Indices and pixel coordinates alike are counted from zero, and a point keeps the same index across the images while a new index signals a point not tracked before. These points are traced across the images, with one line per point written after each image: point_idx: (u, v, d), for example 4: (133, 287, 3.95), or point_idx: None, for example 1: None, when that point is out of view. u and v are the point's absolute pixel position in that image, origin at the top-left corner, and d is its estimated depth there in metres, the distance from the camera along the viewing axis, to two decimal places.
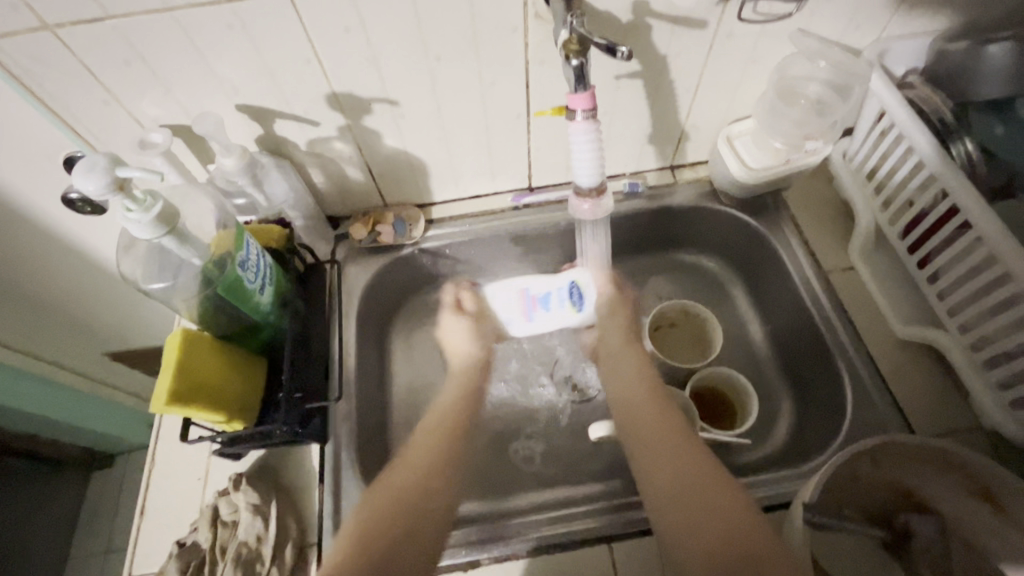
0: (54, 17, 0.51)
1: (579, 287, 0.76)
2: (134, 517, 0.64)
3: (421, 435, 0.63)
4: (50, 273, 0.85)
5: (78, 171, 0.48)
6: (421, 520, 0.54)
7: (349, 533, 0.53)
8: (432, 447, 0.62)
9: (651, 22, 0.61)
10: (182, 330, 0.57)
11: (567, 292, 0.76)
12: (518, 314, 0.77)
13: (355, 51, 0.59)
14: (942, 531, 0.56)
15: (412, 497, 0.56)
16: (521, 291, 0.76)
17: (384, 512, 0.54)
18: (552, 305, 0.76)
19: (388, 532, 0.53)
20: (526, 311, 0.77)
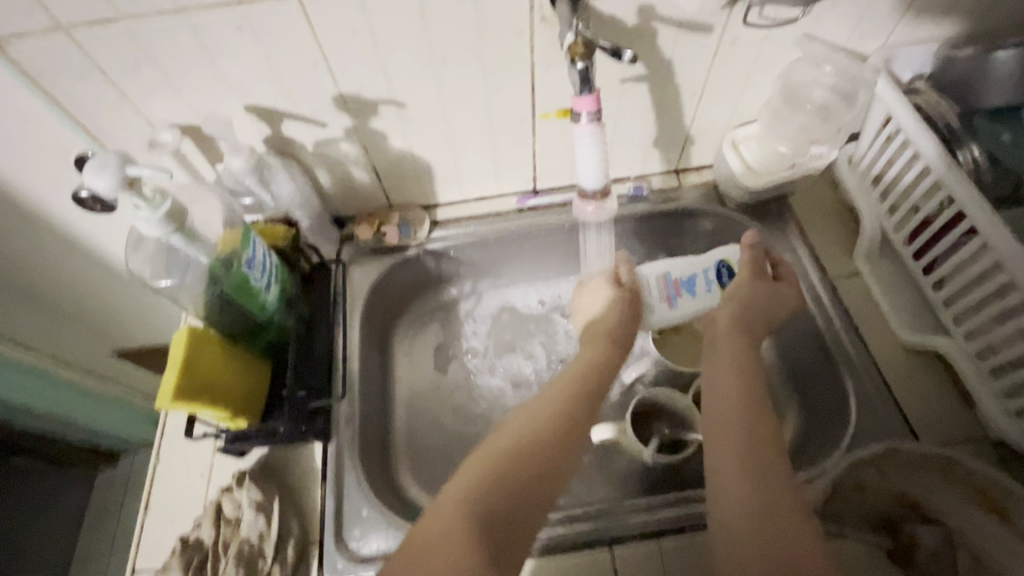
0: (68, 18, 0.52)
1: (726, 267, 0.75)
2: (139, 512, 0.64)
3: (541, 399, 0.55)
4: (57, 269, 0.86)
5: (90, 169, 0.50)
6: (539, 497, 0.47)
7: (487, 467, 0.47)
8: (564, 413, 0.53)
9: (656, 27, 0.61)
10: (186, 329, 0.57)
11: (715, 273, 0.75)
12: (662, 298, 0.75)
13: (364, 53, 0.60)
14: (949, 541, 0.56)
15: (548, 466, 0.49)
16: (665, 275, 0.75)
17: (512, 478, 0.47)
18: (698, 287, 0.75)
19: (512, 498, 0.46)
20: (668, 298, 0.75)
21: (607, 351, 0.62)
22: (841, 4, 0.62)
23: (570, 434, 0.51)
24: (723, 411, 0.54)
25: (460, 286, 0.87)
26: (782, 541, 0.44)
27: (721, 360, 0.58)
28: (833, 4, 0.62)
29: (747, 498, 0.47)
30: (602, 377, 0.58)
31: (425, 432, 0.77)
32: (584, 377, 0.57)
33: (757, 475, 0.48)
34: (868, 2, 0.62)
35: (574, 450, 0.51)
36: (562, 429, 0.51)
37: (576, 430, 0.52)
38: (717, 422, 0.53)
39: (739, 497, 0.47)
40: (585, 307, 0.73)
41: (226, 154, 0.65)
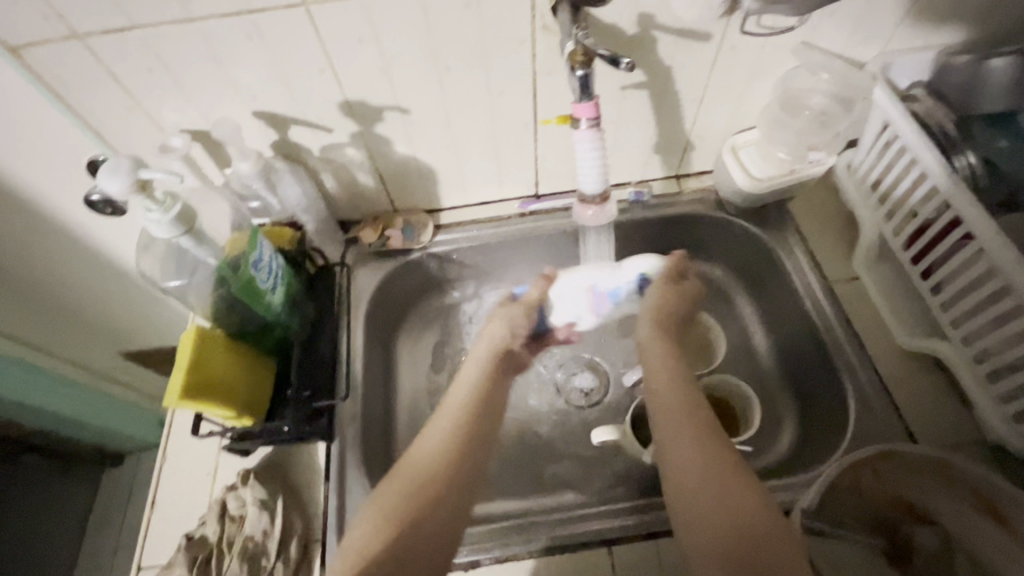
0: (84, 27, 0.54)
1: (646, 279, 0.80)
2: (145, 509, 0.65)
3: (437, 425, 0.65)
4: (68, 271, 0.88)
5: (102, 172, 0.50)
6: (438, 532, 0.57)
7: (385, 510, 0.57)
8: (452, 446, 0.62)
9: (655, 35, 0.62)
10: (194, 328, 0.59)
11: (633, 284, 0.80)
12: (587, 311, 0.83)
13: (369, 60, 0.61)
14: (947, 543, 0.56)
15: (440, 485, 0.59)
16: (588, 287, 0.81)
17: (407, 514, 0.56)
18: (620, 297, 0.82)
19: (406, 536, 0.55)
20: (594, 305, 0.83)
21: (484, 377, 0.72)
22: (838, 12, 0.63)
23: (471, 448, 0.64)
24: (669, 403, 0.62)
25: (462, 289, 0.88)
26: (731, 499, 0.52)
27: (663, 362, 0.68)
28: (830, 12, 0.63)
29: (695, 467, 0.55)
30: (482, 407, 0.68)
31: None
32: (471, 399, 0.68)
33: (703, 444, 0.57)
34: (865, 10, 0.63)
35: (476, 461, 0.63)
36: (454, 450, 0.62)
37: (476, 448, 0.64)
38: (665, 412, 0.62)
39: (692, 464, 0.56)
40: (487, 337, 0.77)
41: (234, 158, 0.66)
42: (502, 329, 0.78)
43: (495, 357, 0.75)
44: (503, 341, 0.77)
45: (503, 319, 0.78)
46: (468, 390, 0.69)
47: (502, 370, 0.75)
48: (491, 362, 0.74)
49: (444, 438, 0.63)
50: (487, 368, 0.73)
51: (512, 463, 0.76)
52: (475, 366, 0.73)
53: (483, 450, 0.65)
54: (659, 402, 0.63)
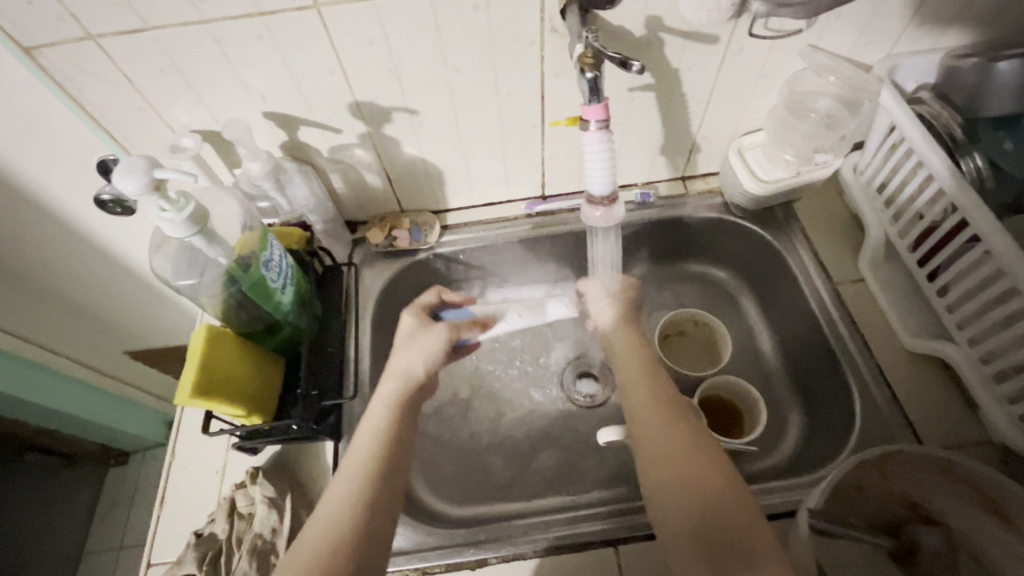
0: (98, 28, 0.54)
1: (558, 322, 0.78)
2: (155, 506, 0.66)
3: (347, 470, 0.55)
4: (76, 270, 0.89)
5: (117, 171, 0.51)
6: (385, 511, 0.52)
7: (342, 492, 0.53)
8: (360, 500, 0.51)
9: (663, 38, 0.63)
10: (206, 327, 0.59)
11: None
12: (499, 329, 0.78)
13: (378, 62, 0.61)
14: (949, 541, 0.56)
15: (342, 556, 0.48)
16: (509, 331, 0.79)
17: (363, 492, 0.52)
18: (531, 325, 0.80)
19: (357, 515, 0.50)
20: None
21: (394, 421, 0.59)
22: (846, 15, 0.63)
23: (384, 495, 0.53)
24: (644, 397, 0.60)
25: (468, 289, 0.89)
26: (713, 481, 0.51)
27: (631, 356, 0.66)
28: (837, 16, 0.63)
29: (676, 453, 0.54)
30: (398, 448, 0.57)
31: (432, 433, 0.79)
32: (380, 438, 0.57)
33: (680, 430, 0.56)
34: (872, 13, 0.64)
35: (385, 527, 0.51)
36: (361, 506, 0.51)
37: (389, 498, 0.53)
38: (643, 403, 0.60)
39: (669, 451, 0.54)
40: (396, 364, 0.65)
41: (244, 159, 0.67)
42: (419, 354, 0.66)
43: (406, 392, 0.62)
44: (420, 378, 0.64)
45: (417, 351, 0.66)
46: (375, 424, 0.58)
47: (415, 406, 0.62)
48: (405, 400, 0.61)
49: (360, 473, 0.54)
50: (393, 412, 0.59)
51: (517, 464, 0.77)
52: (383, 404, 0.61)
53: (391, 500, 0.53)
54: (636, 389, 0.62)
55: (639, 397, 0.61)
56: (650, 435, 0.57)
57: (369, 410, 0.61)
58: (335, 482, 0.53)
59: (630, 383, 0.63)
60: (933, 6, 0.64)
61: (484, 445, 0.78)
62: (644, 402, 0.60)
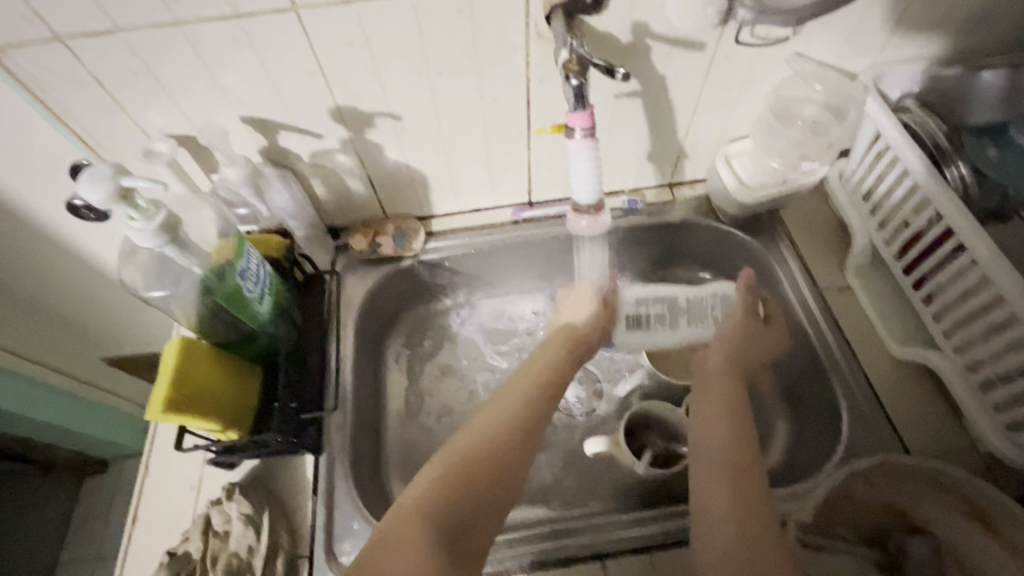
0: (65, 29, 0.52)
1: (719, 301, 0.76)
2: (126, 524, 0.63)
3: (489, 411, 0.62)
4: (48, 276, 0.86)
5: (82, 179, 0.49)
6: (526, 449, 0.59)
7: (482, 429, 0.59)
8: (509, 434, 0.59)
9: (650, 44, 0.62)
10: (181, 337, 0.57)
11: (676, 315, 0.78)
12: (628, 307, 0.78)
13: (360, 66, 0.60)
14: (938, 551, 0.56)
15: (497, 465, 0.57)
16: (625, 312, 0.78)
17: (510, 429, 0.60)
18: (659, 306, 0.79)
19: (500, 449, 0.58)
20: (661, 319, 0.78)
21: (562, 363, 0.69)
22: (831, 23, 0.63)
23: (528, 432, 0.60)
24: (718, 395, 0.64)
25: (454, 296, 0.87)
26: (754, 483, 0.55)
27: (721, 347, 0.70)
28: (822, 23, 0.63)
29: (728, 464, 0.56)
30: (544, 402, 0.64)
31: (417, 443, 0.77)
32: (550, 376, 0.67)
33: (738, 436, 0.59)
34: (856, 21, 0.63)
35: (527, 451, 0.59)
36: (509, 442, 0.59)
37: (537, 424, 0.62)
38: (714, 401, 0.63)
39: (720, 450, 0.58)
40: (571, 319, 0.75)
41: (221, 165, 0.65)
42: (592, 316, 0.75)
43: (572, 341, 0.72)
44: (588, 330, 0.73)
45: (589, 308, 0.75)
46: (542, 365, 0.68)
47: (580, 353, 0.72)
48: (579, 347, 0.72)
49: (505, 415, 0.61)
50: (562, 358, 0.70)
51: None
52: (558, 345, 0.71)
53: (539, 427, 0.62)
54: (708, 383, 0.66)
55: (713, 421, 0.61)
56: (710, 459, 0.57)
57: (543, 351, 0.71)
58: (490, 406, 0.62)
59: (715, 374, 0.67)
60: (916, 15, 0.64)
61: None
62: (716, 426, 0.60)
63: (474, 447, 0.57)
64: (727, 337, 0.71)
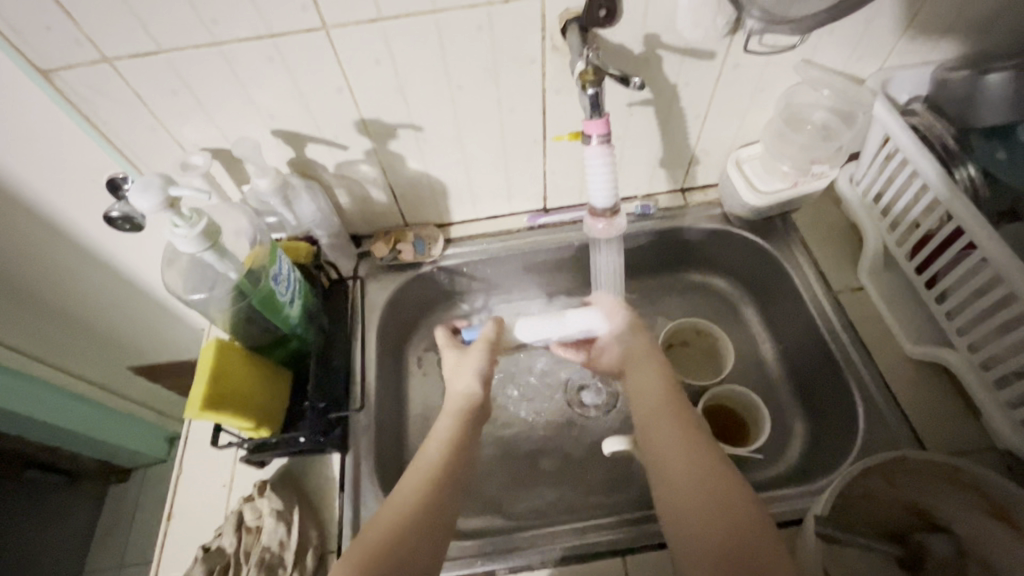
0: (113, 51, 0.56)
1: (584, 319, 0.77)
2: (162, 520, 0.66)
3: (444, 424, 0.64)
4: (85, 286, 0.90)
5: (133, 192, 0.52)
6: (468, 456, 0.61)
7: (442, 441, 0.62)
8: (457, 443, 0.62)
9: (661, 54, 0.64)
10: (216, 340, 0.60)
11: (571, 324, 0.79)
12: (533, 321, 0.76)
13: (384, 80, 0.63)
14: (960, 550, 0.57)
15: (422, 531, 0.53)
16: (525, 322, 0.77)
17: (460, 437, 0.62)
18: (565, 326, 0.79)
19: (458, 458, 0.60)
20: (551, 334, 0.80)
21: (458, 439, 0.62)
22: (838, 31, 0.65)
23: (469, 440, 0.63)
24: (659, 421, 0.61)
25: (472, 301, 0.90)
26: (728, 501, 0.52)
27: (642, 375, 0.67)
28: (829, 31, 0.65)
29: (691, 473, 0.55)
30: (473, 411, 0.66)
31: None
32: (447, 447, 0.61)
33: (694, 455, 0.57)
34: (863, 28, 0.65)
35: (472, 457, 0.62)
36: (459, 449, 0.61)
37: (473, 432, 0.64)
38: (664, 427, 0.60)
39: (683, 479, 0.55)
40: (451, 394, 0.69)
41: (252, 176, 0.68)
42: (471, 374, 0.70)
43: (472, 410, 0.66)
44: (474, 399, 0.67)
45: (465, 372, 0.70)
46: (443, 440, 0.61)
47: (476, 423, 0.66)
48: (470, 412, 0.66)
49: (450, 427, 0.63)
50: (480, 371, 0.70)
51: (522, 473, 0.77)
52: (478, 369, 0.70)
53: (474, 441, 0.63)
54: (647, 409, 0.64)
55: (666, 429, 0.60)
56: (675, 468, 0.56)
57: (441, 422, 0.65)
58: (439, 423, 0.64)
59: (650, 401, 0.64)
60: (922, 20, 0.66)
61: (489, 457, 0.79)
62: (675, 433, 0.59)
63: (438, 457, 0.59)
64: (645, 363, 0.69)
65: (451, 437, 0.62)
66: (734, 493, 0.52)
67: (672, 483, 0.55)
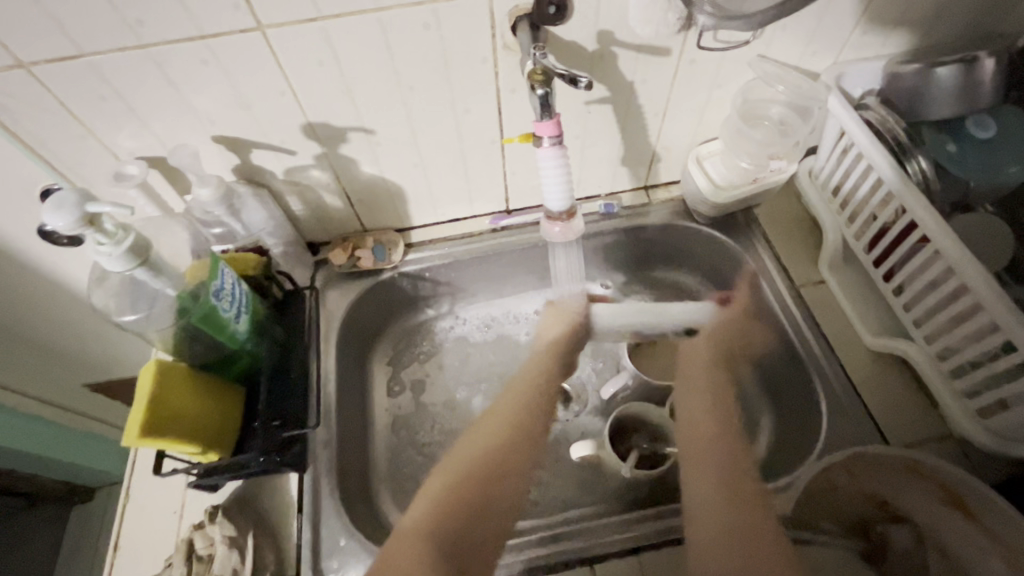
0: (29, 56, 0.52)
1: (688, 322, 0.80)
2: (108, 552, 0.62)
3: (502, 405, 0.72)
4: (25, 305, 0.85)
5: (43, 209, 0.48)
6: (523, 438, 0.69)
7: (503, 420, 0.70)
8: (512, 424, 0.70)
9: (616, 51, 0.63)
10: (155, 361, 0.56)
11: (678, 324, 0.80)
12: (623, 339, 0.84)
13: (330, 82, 0.60)
14: (918, 538, 0.58)
15: (489, 485, 0.64)
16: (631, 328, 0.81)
17: (510, 427, 0.69)
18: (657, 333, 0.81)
19: (507, 443, 0.68)
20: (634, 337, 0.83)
21: (510, 426, 0.69)
22: (790, 25, 0.65)
23: (523, 426, 0.70)
24: (709, 449, 0.65)
25: (437, 307, 0.88)
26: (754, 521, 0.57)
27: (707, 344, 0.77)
28: (782, 26, 0.65)
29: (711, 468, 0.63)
30: (539, 401, 0.73)
31: (405, 455, 0.77)
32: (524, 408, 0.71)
33: (731, 483, 0.61)
34: (815, 22, 0.65)
35: (527, 445, 0.69)
36: (511, 435, 0.69)
37: (535, 418, 0.72)
38: (711, 457, 0.64)
39: (715, 501, 0.59)
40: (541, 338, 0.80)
41: (194, 185, 0.65)
42: (561, 329, 0.79)
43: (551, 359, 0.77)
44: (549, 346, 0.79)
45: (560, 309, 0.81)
46: (490, 436, 0.68)
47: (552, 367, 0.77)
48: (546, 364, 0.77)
49: (509, 407, 0.71)
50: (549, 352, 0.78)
51: None
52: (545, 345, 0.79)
53: (535, 423, 0.71)
54: (692, 437, 0.67)
55: (695, 429, 0.68)
56: (699, 462, 0.64)
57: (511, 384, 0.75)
58: (500, 400, 0.73)
59: (707, 430, 0.67)
60: (872, 13, 0.66)
61: None
62: (701, 435, 0.67)
63: (491, 434, 0.68)
64: (711, 397, 0.71)
65: (511, 423, 0.70)
66: (762, 518, 0.57)
67: (695, 474, 0.63)
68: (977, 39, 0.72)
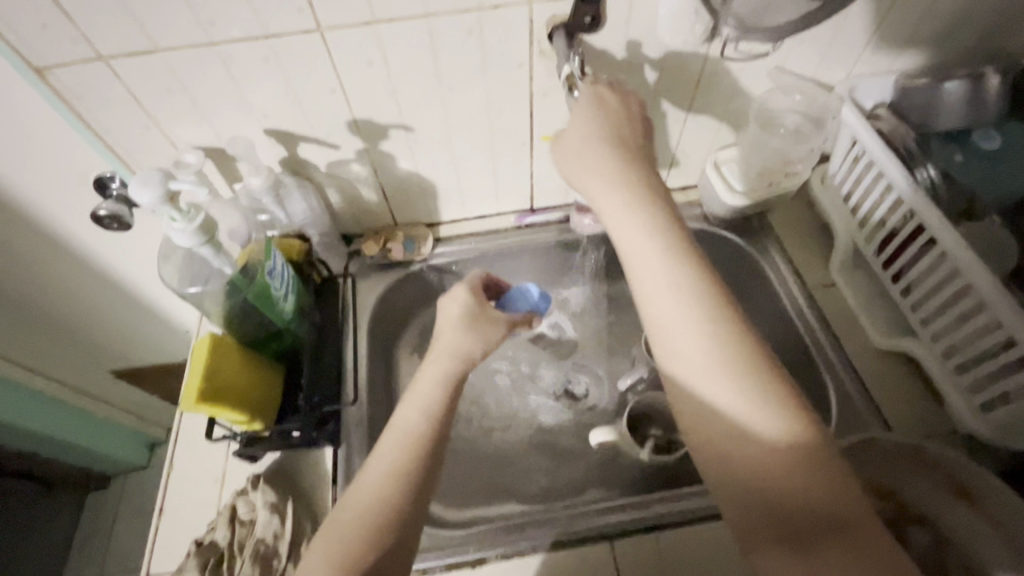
0: (109, 50, 0.57)
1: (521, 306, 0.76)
2: (153, 517, 0.66)
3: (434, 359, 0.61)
4: (68, 288, 0.89)
5: (135, 185, 0.53)
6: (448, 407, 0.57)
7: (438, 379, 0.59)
8: (440, 398, 0.57)
9: (644, 60, 0.68)
10: (210, 334, 0.61)
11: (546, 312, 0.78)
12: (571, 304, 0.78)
13: (377, 81, 0.65)
14: (939, 538, 0.57)
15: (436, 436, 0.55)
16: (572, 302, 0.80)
17: (441, 397, 0.57)
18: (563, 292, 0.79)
19: (445, 403, 0.57)
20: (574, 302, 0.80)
21: (445, 389, 0.58)
22: (808, 39, 0.69)
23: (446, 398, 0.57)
24: (716, 417, 0.47)
25: None
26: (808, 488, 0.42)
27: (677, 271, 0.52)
28: (800, 40, 0.69)
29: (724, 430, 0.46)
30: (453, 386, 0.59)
31: None
32: (401, 473, 0.52)
33: (743, 444, 0.45)
34: (832, 37, 0.70)
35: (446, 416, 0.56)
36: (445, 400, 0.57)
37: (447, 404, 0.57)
38: (720, 408, 0.47)
39: (732, 473, 0.46)
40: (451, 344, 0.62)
41: (246, 175, 0.69)
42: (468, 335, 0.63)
43: (455, 383, 0.59)
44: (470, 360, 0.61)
45: (475, 333, 0.63)
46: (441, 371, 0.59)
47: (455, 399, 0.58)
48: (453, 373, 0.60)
49: (443, 366, 0.60)
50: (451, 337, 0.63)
51: (513, 468, 0.79)
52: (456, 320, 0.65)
53: (448, 399, 0.58)
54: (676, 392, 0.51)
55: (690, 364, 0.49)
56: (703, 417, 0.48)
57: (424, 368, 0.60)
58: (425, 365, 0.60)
59: (695, 388, 0.48)
60: (886, 30, 0.70)
61: (479, 454, 0.80)
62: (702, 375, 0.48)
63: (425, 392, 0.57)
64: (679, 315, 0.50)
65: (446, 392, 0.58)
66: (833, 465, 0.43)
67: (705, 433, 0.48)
68: (982, 57, 0.76)
